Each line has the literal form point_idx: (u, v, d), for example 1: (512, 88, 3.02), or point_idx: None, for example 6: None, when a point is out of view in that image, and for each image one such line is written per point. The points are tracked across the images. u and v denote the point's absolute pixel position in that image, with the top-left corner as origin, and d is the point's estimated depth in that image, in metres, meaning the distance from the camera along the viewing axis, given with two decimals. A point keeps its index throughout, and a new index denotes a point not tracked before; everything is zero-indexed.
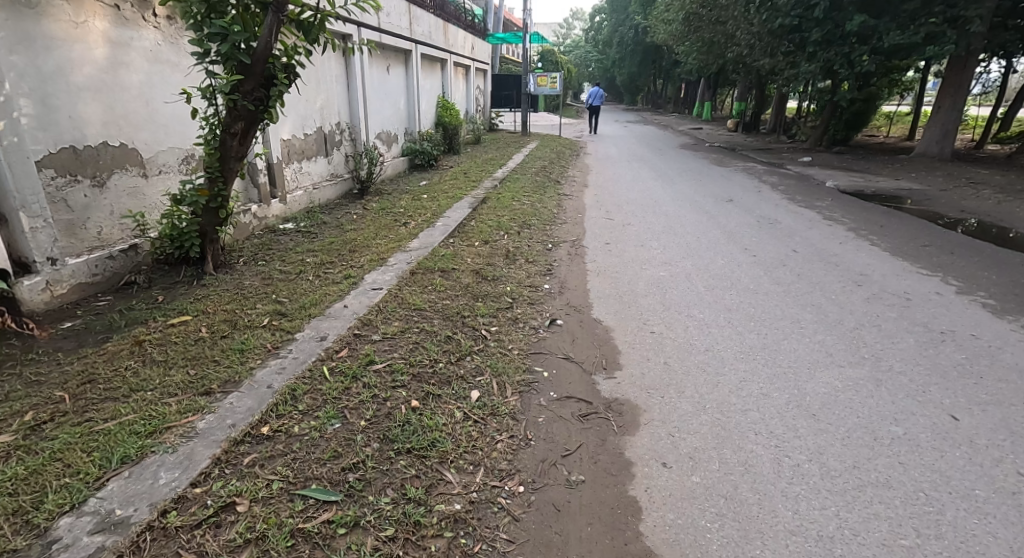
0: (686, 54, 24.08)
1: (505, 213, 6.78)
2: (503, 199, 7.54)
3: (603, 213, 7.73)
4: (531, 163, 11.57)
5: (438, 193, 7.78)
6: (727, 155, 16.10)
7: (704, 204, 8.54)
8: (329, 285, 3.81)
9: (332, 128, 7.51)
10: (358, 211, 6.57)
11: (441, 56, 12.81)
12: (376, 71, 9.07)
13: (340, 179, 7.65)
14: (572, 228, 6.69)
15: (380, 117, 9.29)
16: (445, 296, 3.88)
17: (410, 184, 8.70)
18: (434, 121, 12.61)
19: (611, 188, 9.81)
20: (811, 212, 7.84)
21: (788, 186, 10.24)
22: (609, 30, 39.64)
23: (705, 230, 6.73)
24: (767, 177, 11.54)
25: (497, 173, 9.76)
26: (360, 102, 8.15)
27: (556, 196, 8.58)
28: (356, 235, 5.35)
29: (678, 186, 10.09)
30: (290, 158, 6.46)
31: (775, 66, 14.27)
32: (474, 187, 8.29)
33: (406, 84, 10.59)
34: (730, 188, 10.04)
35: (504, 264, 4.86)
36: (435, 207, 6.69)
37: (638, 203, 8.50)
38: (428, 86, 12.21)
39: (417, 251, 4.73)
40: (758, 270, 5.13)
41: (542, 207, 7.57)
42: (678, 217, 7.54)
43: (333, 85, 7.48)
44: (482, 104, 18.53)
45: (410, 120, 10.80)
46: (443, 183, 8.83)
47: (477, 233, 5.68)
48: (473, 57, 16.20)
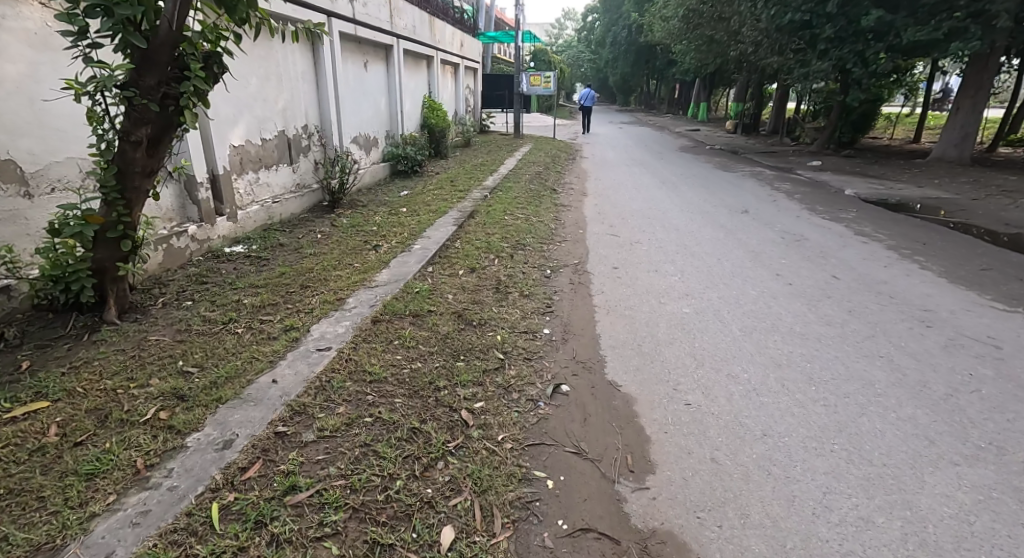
0: (683, 53, 23.28)
1: (496, 231, 5.89)
2: (493, 213, 6.64)
3: (606, 227, 6.87)
4: (524, 169, 10.69)
5: (420, 205, 6.88)
6: (731, 159, 15.29)
7: (717, 216, 7.69)
8: (262, 342, 2.89)
9: (298, 132, 6.58)
10: (325, 229, 5.66)
11: (426, 52, 11.91)
12: (352, 67, 8.15)
13: (307, 190, 6.73)
14: (573, 248, 5.82)
15: (356, 119, 8.37)
16: (414, 355, 2.97)
17: (389, 194, 7.79)
18: (419, 123, 11.71)
19: (613, 198, 8.93)
20: (838, 226, 7.00)
21: (804, 194, 9.41)
22: (603, 28, 38.82)
23: (725, 250, 5.86)
24: (778, 183, 10.73)
25: (488, 181, 8.88)
26: (331, 103, 7.23)
27: (553, 208, 7.70)
28: (315, 262, 4.44)
29: (686, 194, 9.24)
30: (244, 168, 5.52)
31: (783, 65, 13.44)
32: (461, 197, 7.39)
33: (387, 83, 9.69)
34: (741, 196, 9.20)
35: (493, 301, 3.97)
36: (414, 223, 5.79)
37: (644, 215, 7.64)
38: (413, 85, 11.32)
39: (386, 287, 3.83)
40: (799, 305, 4.25)
41: (538, 222, 6.69)
42: (690, 232, 6.68)
43: (299, 82, 6.55)
44: (472, 105, 17.65)
45: (391, 123, 9.91)
46: (426, 192, 7.92)
47: (462, 258, 4.80)
48: (463, 55, 15.32)
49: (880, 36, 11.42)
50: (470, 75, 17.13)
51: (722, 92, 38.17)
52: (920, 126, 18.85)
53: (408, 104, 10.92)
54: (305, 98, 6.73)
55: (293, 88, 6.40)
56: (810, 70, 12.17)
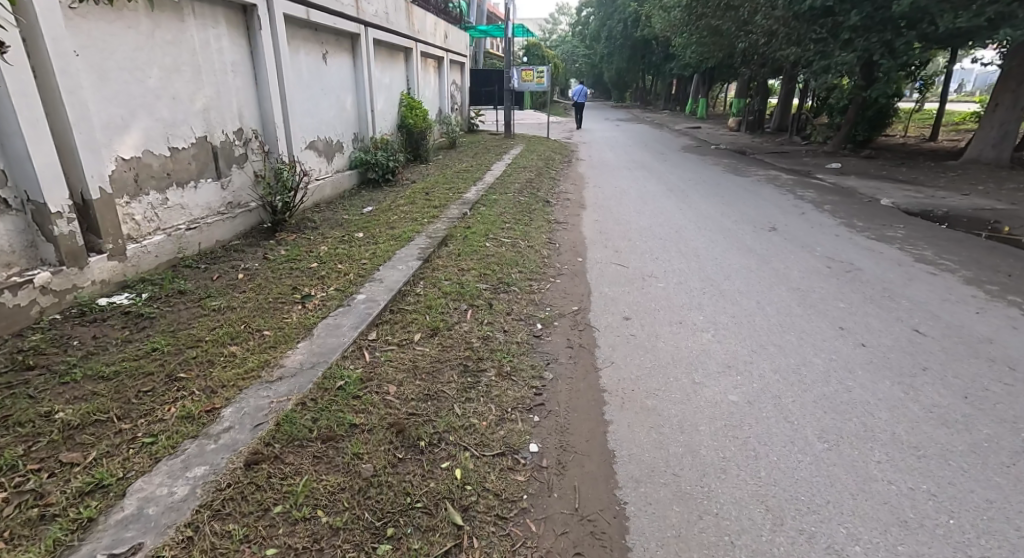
0: (684, 47, 22.07)
1: (474, 265, 4.67)
2: (473, 238, 5.40)
3: (610, 254, 5.68)
4: (514, 176, 9.45)
5: (382, 228, 5.62)
6: (740, 160, 14.13)
7: (741, 235, 6.48)
8: (24, 532, 1.75)
9: (230, 138, 5.35)
10: (252, 267, 4.41)
11: (404, 44, 10.67)
12: (306, 58, 6.91)
13: (242, 209, 5.47)
14: (570, 286, 4.62)
15: (312, 120, 7.15)
16: (303, 543, 1.78)
17: (349, 212, 6.54)
18: (395, 124, 10.49)
19: (615, 212, 7.72)
20: (890, 249, 5.81)
21: (833, 205, 8.21)
22: (597, 23, 37.43)
23: (762, 288, 4.66)
24: (800, 191, 9.54)
25: (469, 193, 7.62)
26: (277, 100, 5.99)
27: (545, 227, 6.47)
28: (212, 326, 3.19)
29: (699, 207, 8.06)
30: (143, 186, 4.26)
31: (799, 57, 12.25)
32: (434, 216, 6.15)
33: (353, 78, 8.46)
34: (763, 208, 8.00)
35: (457, 393, 2.76)
36: (366, 258, 4.55)
37: (653, 235, 6.45)
38: (387, 81, 10.08)
39: (296, 377, 2.58)
40: (888, 385, 3.06)
41: (528, 249, 5.47)
42: (713, 260, 5.48)
43: (229, 75, 5.31)
44: (458, 102, 16.37)
45: (359, 124, 8.69)
46: (393, 207, 6.68)
47: (420, 316, 3.57)
48: (447, 48, 14.06)
49: (912, 23, 10.25)
50: (456, 69, 15.88)
51: (722, 88, 36.88)
52: (937, 123, 17.67)
53: (380, 103, 9.70)
54: (240, 95, 5.49)
55: (219, 83, 5.16)
56: (831, 62, 10.99)
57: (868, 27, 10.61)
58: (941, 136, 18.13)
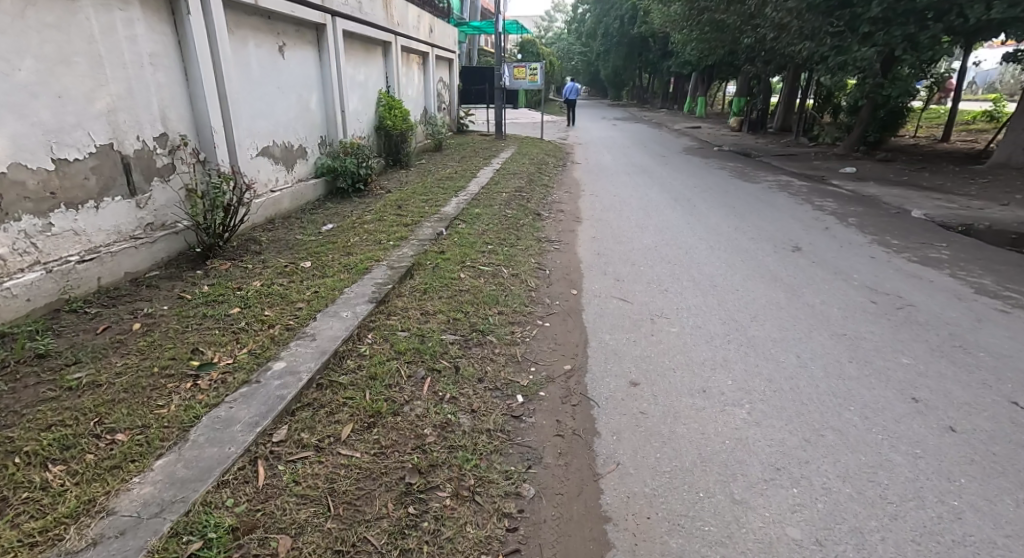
0: (684, 43, 21.21)
1: (443, 306, 3.78)
2: (447, 267, 4.51)
3: (610, 283, 4.80)
4: (503, 184, 8.56)
5: (336, 254, 4.70)
6: (746, 164, 13.28)
7: (761, 257, 5.60)
8: None
9: (149, 146, 4.40)
10: (158, 312, 3.49)
11: (381, 37, 9.75)
12: (257, 51, 5.98)
13: (165, 231, 4.51)
14: (561, 333, 3.75)
15: (266, 122, 6.23)
16: None
17: (304, 232, 5.64)
18: (372, 125, 9.58)
19: (614, 228, 6.85)
20: (940, 275, 4.94)
21: (858, 218, 7.35)
22: (592, 20, 36.48)
23: (799, 334, 3.77)
24: (817, 200, 8.69)
25: (448, 206, 6.72)
26: (216, 100, 5.06)
27: (533, 250, 5.60)
28: (47, 423, 2.21)
29: (709, 221, 7.20)
30: (12, 210, 3.33)
31: (811, 53, 11.41)
32: (402, 237, 5.24)
33: (318, 75, 7.55)
34: (779, 222, 7.14)
35: (387, 542, 1.89)
36: (305, 299, 3.63)
37: (659, 257, 5.57)
38: (361, 78, 9.17)
39: (120, 538, 1.71)
40: (1011, 503, 2.18)
41: (511, 280, 4.60)
42: (733, 292, 4.59)
43: (147, 69, 4.37)
44: (447, 101, 15.50)
45: (325, 127, 7.80)
46: (356, 225, 5.77)
47: (359, 394, 2.65)
48: (433, 43, 13.14)
49: (939, 14, 9.41)
50: (444, 67, 14.97)
51: (721, 87, 36.04)
52: (950, 123, 16.86)
53: (352, 103, 8.81)
54: (162, 93, 4.54)
55: (131, 79, 4.21)
56: (848, 58, 10.16)
57: (889, 20, 9.78)
58: (954, 137, 17.35)
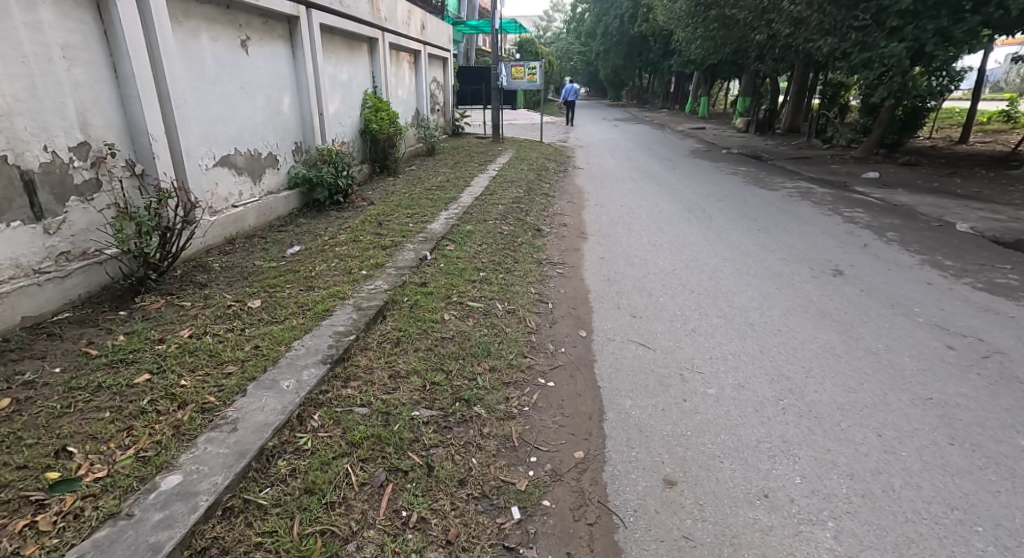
0: (689, 41, 20.44)
1: (418, 366, 2.98)
2: (428, 307, 3.72)
3: (626, 322, 4.02)
4: (500, 194, 7.76)
5: (294, 287, 3.88)
6: (758, 168, 12.54)
7: (798, 285, 4.82)
8: None
9: (63, 157, 3.58)
10: (44, 378, 2.63)
11: (367, 33, 8.96)
12: (214, 44, 5.19)
13: (85, 261, 3.69)
14: (568, 397, 2.99)
15: (227, 127, 5.44)
16: None
17: (266, 256, 4.86)
18: (356, 129, 8.81)
19: (624, 245, 6.09)
20: (1018, 308, 4.16)
21: (897, 232, 6.56)
22: (591, 19, 35.69)
23: (873, 398, 2.97)
24: (845, 210, 7.93)
25: (435, 222, 5.91)
26: (156, 102, 4.26)
27: (532, 276, 4.82)
28: None
29: (730, 238, 6.42)
30: None
31: (830, 50, 10.67)
32: (378, 263, 4.43)
33: (292, 73, 6.75)
34: (808, 239, 6.36)
35: None
36: (238, 357, 2.81)
37: (680, 285, 4.78)
38: (344, 78, 8.38)
39: None
40: None
41: (507, 319, 3.84)
42: (778, 334, 3.79)
43: (58, 64, 3.56)
44: (442, 103, 14.74)
45: (301, 131, 7.01)
46: (328, 248, 4.98)
47: (283, 525, 1.87)
48: (425, 41, 12.37)
49: (975, 6, 8.65)
50: (438, 66, 14.20)
51: (722, 85, 35.24)
52: (969, 123, 16.08)
53: (333, 105, 8.03)
54: (81, 94, 3.73)
55: (35, 76, 3.41)
56: (873, 55, 9.41)
57: (919, 12, 9.03)
58: (973, 137, 16.62)
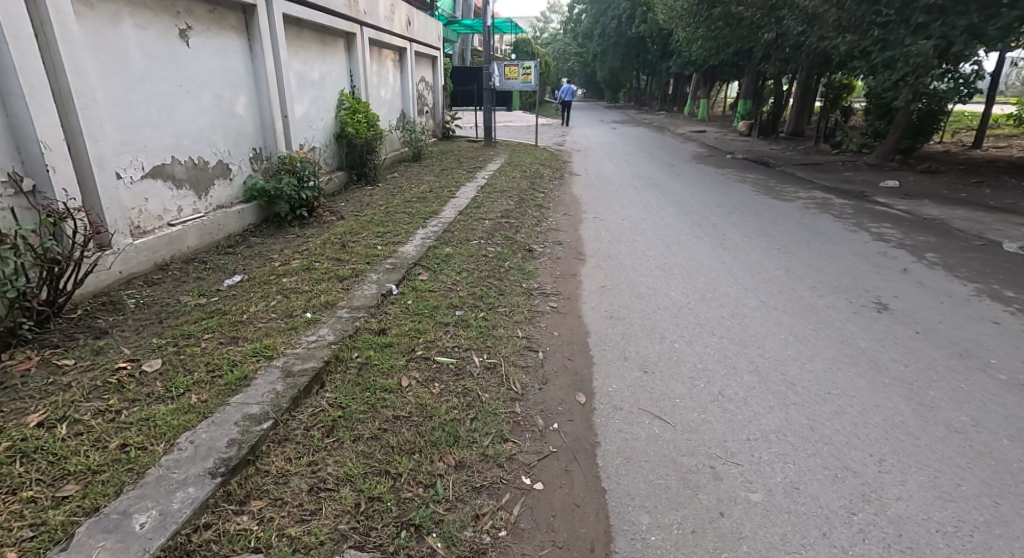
0: (690, 40, 19.70)
1: (352, 471, 2.15)
2: (380, 367, 2.89)
3: (635, 382, 3.21)
4: (488, 207, 6.95)
5: (214, 337, 3.04)
6: (768, 175, 11.78)
7: (839, 324, 4.02)
8: None
9: None
10: None
11: (342, 26, 8.14)
12: (142, 33, 4.35)
13: None
14: (560, 510, 2.18)
15: (162, 132, 4.60)
16: None
17: (197, 288, 4.01)
18: (329, 132, 7.98)
19: (628, 269, 5.29)
20: None
21: (938, 252, 5.78)
22: (587, 19, 34.97)
23: (981, 512, 2.16)
24: (871, 225, 7.15)
25: (408, 243, 5.08)
26: (50, 101, 3.42)
27: (519, 314, 4.02)
28: None
29: (748, 260, 5.63)
30: None
31: (846, 49, 9.94)
32: (328, 301, 3.60)
33: (248, 69, 5.91)
34: (838, 262, 5.57)
35: None
36: (89, 468, 1.96)
37: (698, 326, 3.97)
38: (315, 76, 7.55)
39: None
40: None
41: (485, 380, 3.03)
42: (830, 400, 2.99)
43: None
44: (431, 104, 13.93)
45: (261, 136, 6.18)
46: (275, 277, 4.13)
47: None
48: (411, 37, 11.56)
49: None
50: (427, 65, 13.40)
51: (720, 87, 34.64)
52: (983, 127, 15.36)
53: (301, 107, 7.20)
54: None
55: None
56: (897, 54, 8.66)
57: (947, 7, 8.28)
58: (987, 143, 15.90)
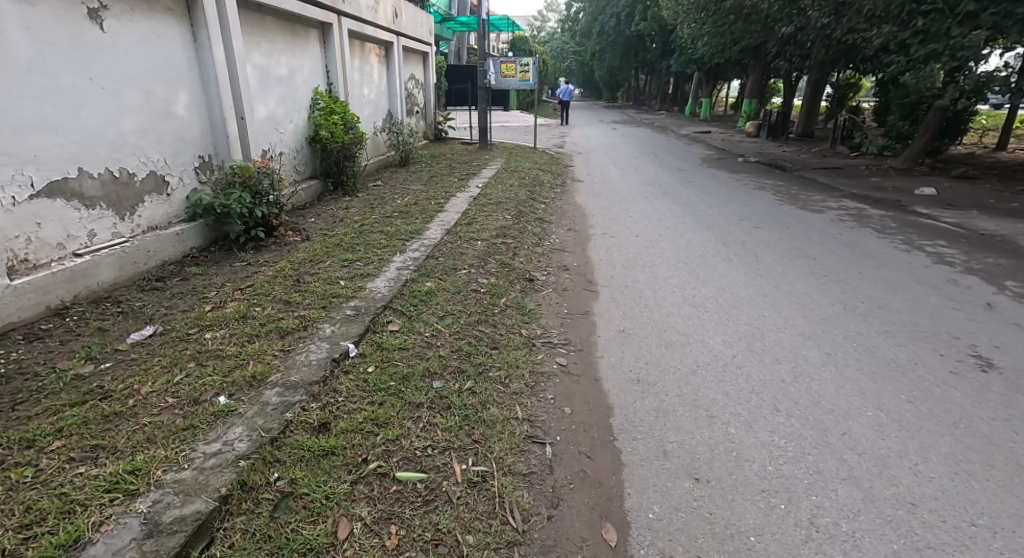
0: (695, 37, 18.78)
1: None
2: (308, 502, 1.94)
3: (686, 501, 2.26)
4: (481, 224, 5.97)
5: (63, 447, 2.05)
6: (787, 181, 10.86)
7: (939, 392, 3.07)
8: None
9: None
10: None
11: (316, 14, 7.14)
12: (29, 12, 3.38)
13: None
14: None
15: (64, 139, 3.63)
16: None
17: (90, 343, 3.02)
18: (300, 136, 6.99)
19: (651, 307, 4.33)
20: None
21: (1019, 281, 4.87)
22: (586, 17, 34.05)
23: None
24: (923, 242, 6.24)
25: (380, 276, 4.12)
26: None
27: (518, 382, 3.06)
28: None
29: (793, 292, 4.68)
30: None
31: (878, 42, 9.02)
32: (255, 373, 2.61)
33: (193, 60, 4.91)
34: (903, 294, 4.63)
35: None
36: None
37: (755, 398, 3.02)
38: (282, 71, 6.55)
39: None
40: None
41: (470, 511, 2.08)
42: (978, 545, 2.05)
43: None
44: (421, 104, 12.94)
45: (211, 140, 5.18)
46: (198, 329, 3.13)
47: None
48: (398, 31, 10.57)
49: None
50: (417, 61, 12.40)
51: (721, 87, 33.85)
52: (1011, 128, 14.42)
53: (265, 106, 6.20)
54: None
55: None
56: (942, 47, 7.75)
57: None
58: (1010, 145, 15.09)
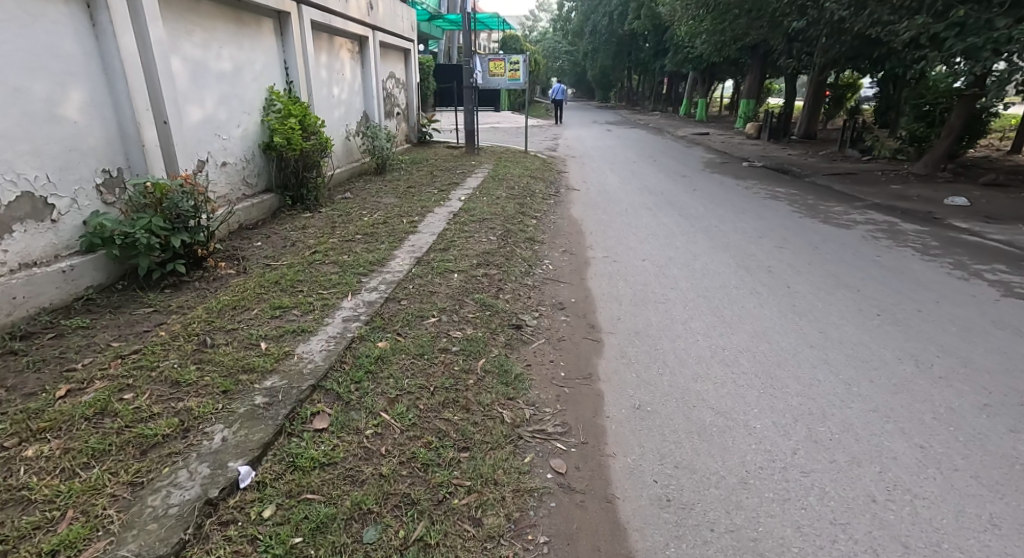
0: (693, 34, 17.87)
1: None
2: None
3: None
4: (459, 249, 4.97)
5: None
6: (801, 189, 9.95)
7: None
8: None
9: None
10: None
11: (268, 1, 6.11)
12: None
13: None
14: None
15: None
16: None
17: None
18: (250, 142, 5.97)
19: (672, 367, 3.36)
20: None
21: None
22: (578, 15, 33.10)
23: None
24: (979, 267, 5.31)
25: (317, 333, 3.12)
26: None
27: (495, 516, 2.09)
28: None
29: (847, 342, 3.72)
30: None
31: (905, 36, 8.11)
32: (60, 544, 1.68)
33: (90, 50, 3.89)
34: (984, 343, 3.69)
35: None
36: None
37: (843, 538, 2.07)
38: (225, 66, 5.53)
39: None
40: None
41: None
42: None
43: None
44: (402, 104, 11.92)
45: (120, 149, 4.15)
46: (20, 439, 2.12)
47: None
48: (373, 24, 9.54)
49: None
50: (397, 58, 11.38)
51: (716, 88, 33.05)
52: None
53: (200, 109, 5.19)
54: None
55: None
56: (982, 40, 6.84)
57: None
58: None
